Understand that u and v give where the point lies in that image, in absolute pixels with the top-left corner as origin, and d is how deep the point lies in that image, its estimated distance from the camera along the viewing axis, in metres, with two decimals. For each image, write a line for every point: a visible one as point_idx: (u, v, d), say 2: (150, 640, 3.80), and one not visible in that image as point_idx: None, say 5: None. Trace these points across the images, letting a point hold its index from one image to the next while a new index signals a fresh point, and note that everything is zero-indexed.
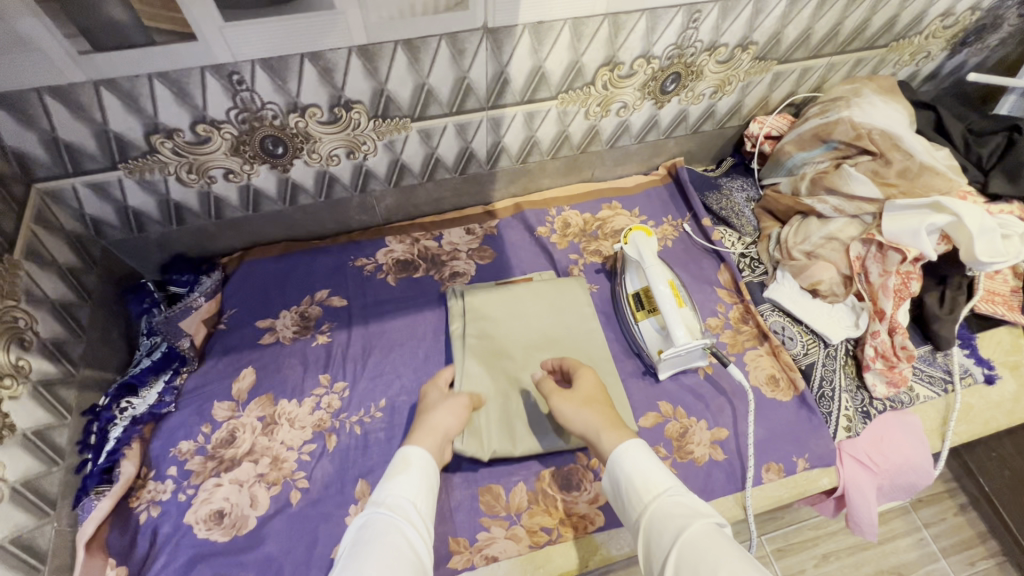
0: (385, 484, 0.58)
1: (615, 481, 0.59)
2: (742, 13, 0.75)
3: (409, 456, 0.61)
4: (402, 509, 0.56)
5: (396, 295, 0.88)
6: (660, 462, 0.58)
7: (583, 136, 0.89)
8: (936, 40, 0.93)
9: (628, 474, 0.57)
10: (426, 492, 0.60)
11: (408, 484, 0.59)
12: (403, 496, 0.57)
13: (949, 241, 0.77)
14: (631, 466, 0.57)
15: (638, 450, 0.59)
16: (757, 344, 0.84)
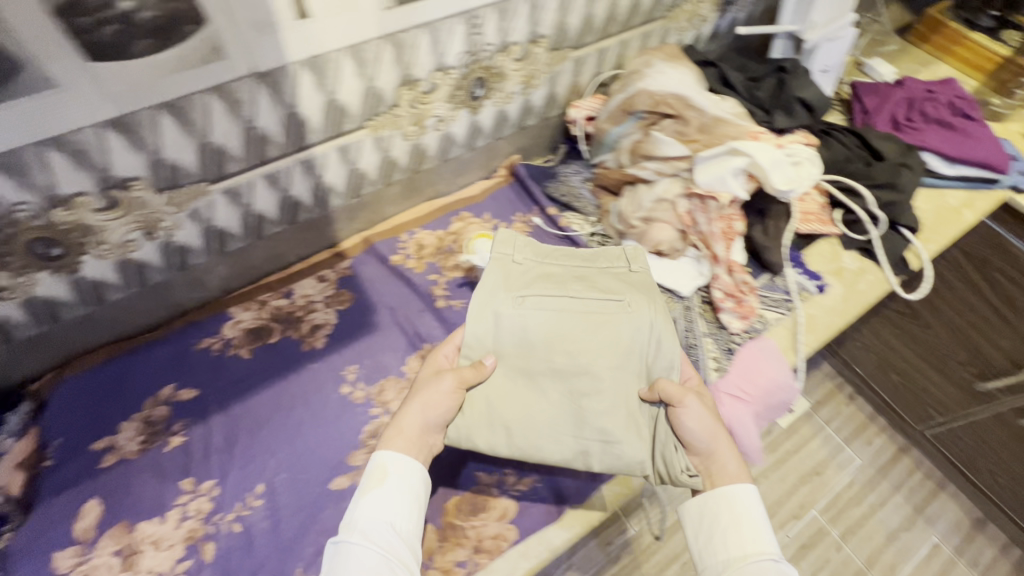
0: (358, 505, 0.62)
1: (706, 511, 0.69)
2: (520, 12, 0.77)
3: (383, 473, 0.63)
4: (381, 537, 0.60)
5: (254, 368, 0.81)
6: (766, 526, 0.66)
7: (410, 157, 0.87)
8: (705, 3, 1.03)
9: (735, 521, 0.67)
10: (404, 502, 0.63)
11: (382, 504, 0.62)
12: (380, 516, 0.61)
13: (755, 179, 0.84)
14: (740, 515, 0.67)
15: (752, 503, 0.68)
16: None
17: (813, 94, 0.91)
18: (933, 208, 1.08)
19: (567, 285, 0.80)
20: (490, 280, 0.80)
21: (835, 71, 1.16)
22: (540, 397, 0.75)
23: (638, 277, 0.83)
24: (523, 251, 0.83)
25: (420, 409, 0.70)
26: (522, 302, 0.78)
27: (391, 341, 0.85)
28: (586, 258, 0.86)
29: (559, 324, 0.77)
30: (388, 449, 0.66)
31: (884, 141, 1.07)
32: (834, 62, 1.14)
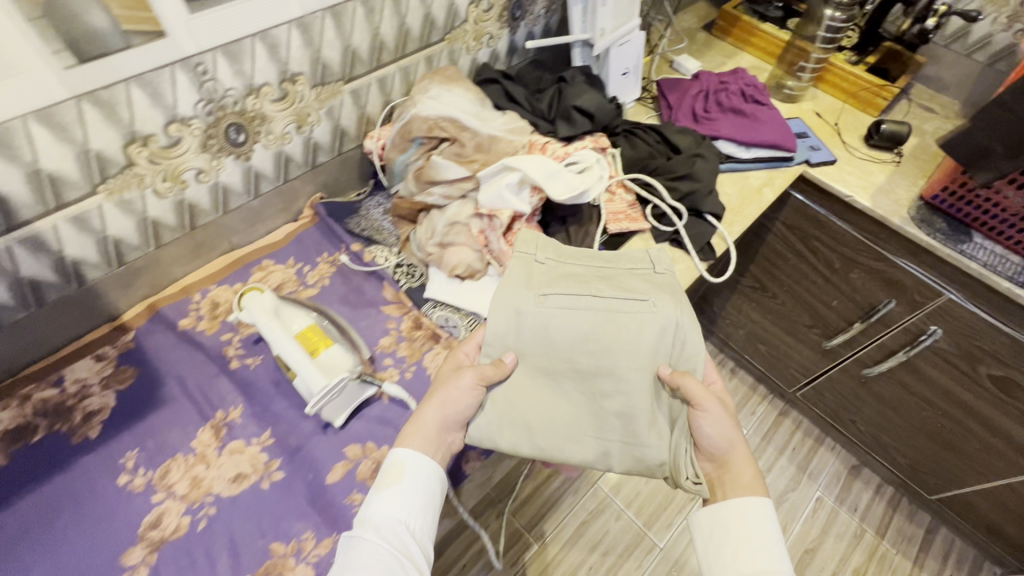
0: (381, 499, 0.69)
1: (718, 524, 0.79)
2: (256, 53, 0.74)
3: (400, 472, 0.70)
4: (391, 533, 0.67)
5: (10, 476, 0.71)
6: (774, 544, 0.75)
7: (177, 214, 0.82)
8: (488, 22, 1.04)
9: (747, 537, 0.76)
10: (418, 500, 0.70)
11: (397, 502, 0.69)
12: (393, 513, 0.68)
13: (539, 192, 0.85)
14: (764, 527, 0.76)
15: (766, 518, 0.77)
16: (431, 346, 0.85)
17: (589, 99, 0.93)
18: (736, 192, 1.15)
19: (588, 284, 0.83)
20: (539, 272, 0.84)
21: (637, 69, 1.23)
22: (614, 370, 0.80)
23: (664, 279, 0.88)
24: (544, 250, 0.86)
25: (441, 401, 0.75)
26: (543, 301, 0.81)
27: (180, 414, 0.79)
28: (606, 260, 0.90)
29: (580, 324, 0.81)
30: (401, 448, 0.73)
31: (681, 135, 1.12)
32: (631, 63, 1.21)
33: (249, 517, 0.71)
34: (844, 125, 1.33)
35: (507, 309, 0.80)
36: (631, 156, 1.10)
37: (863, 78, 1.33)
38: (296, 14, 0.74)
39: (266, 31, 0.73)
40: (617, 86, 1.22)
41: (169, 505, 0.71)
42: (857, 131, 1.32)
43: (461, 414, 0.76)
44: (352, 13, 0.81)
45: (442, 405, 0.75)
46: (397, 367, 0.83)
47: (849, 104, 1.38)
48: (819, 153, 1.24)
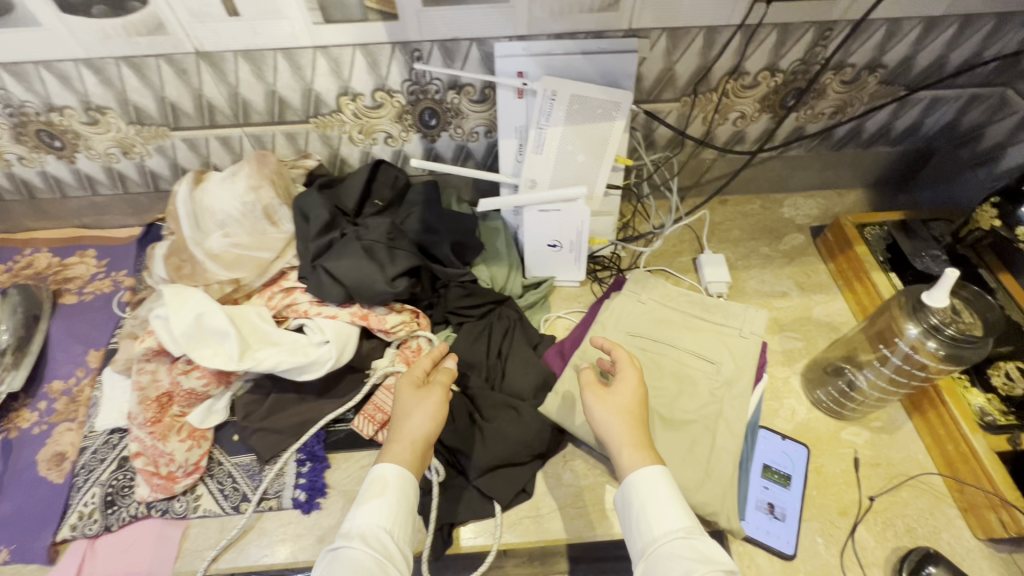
0: (360, 508, 0.58)
1: (626, 500, 0.58)
2: (41, 77, 0.74)
3: (387, 479, 0.59)
4: (374, 541, 0.55)
5: None
6: (678, 498, 0.56)
7: (12, 182, 0.90)
8: (380, 120, 0.84)
9: (642, 503, 0.56)
10: (403, 512, 0.59)
11: (386, 508, 0.58)
12: (375, 525, 0.56)
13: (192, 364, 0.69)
14: (649, 495, 0.56)
15: (654, 482, 0.56)
16: (72, 420, 0.78)
17: (354, 265, 0.70)
18: (570, 489, 0.73)
19: (669, 330, 0.77)
20: (620, 306, 0.80)
21: (580, 247, 0.86)
22: (693, 427, 0.70)
23: (747, 349, 0.74)
24: (649, 289, 0.80)
25: (414, 423, 0.63)
26: (629, 340, 0.77)
27: None
28: (705, 306, 0.79)
29: (652, 367, 0.74)
30: (382, 465, 0.60)
31: (531, 370, 0.76)
32: (569, 237, 0.85)
33: None
34: (886, 508, 0.72)
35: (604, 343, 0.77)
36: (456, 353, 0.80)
37: (978, 459, 0.70)
38: (80, 54, 0.71)
39: (50, 63, 0.72)
40: (540, 258, 0.88)
41: None
42: (900, 536, 0.70)
43: (421, 429, 0.63)
44: (157, 69, 0.74)
45: (417, 424, 0.63)
46: (40, 415, 0.79)
47: (943, 479, 0.74)
48: (775, 528, 0.70)
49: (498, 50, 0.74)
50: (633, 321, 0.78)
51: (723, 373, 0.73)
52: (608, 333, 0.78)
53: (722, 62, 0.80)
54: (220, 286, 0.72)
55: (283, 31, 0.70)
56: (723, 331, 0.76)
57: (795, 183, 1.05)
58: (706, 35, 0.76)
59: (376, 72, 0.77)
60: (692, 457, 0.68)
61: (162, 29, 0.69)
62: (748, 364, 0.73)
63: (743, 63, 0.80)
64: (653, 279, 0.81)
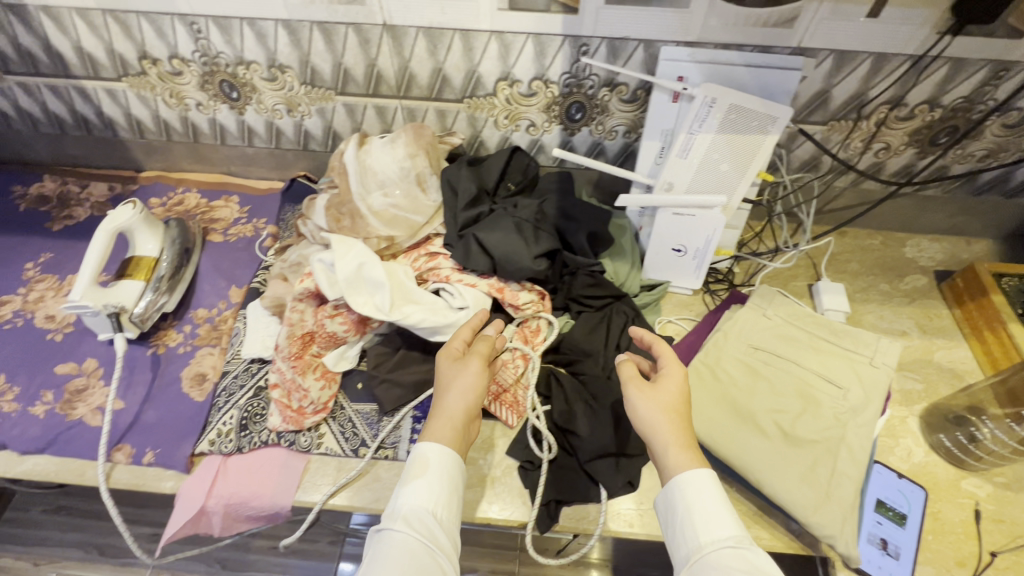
0: (403, 489, 0.59)
1: (670, 505, 0.58)
2: (241, 32, 0.81)
3: (426, 459, 0.60)
4: (418, 521, 0.57)
5: (16, 218, 1.04)
6: (724, 505, 0.56)
7: (183, 125, 0.99)
8: (528, 109, 0.88)
9: (686, 508, 0.56)
10: (446, 491, 0.60)
11: (429, 489, 0.59)
12: (418, 505, 0.58)
13: (340, 310, 0.75)
14: (695, 499, 0.56)
15: (700, 488, 0.56)
16: (214, 345, 0.85)
17: (503, 240, 0.74)
18: None
19: (794, 348, 0.76)
20: (743, 317, 0.80)
21: (705, 255, 0.87)
22: (813, 447, 0.69)
23: (878, 378, 0.72)
24: (775, 305, 0.80)
25: (455, 398, 0.64)
26: (750, 351, 0.77)
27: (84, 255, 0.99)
28: (833, 330, 0.77)
29: (774, 381, 0.74)
30: (423, 442, 0.62)
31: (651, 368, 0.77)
32: (697, 244, 0.86)
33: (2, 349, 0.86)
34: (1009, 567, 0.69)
35: (724, 350, 0.77)
36: (574, 340, 0.82)
37: None
38: (282, 15, 0.78)
39: (253, 19, 0.79)
40: (662, 261, 0.89)
41: (15, 300, 0.92)
42: None
43: (461, 406, 0.63)
44: (344, 36, 0.80)
45: (460, 399, 0.64)
46: (184, 336, 0.86)
47: None
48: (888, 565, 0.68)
49: (664, 53, 0.76)
50: (756, 333, 0.78)
51: (850, 398, 0.71)
52: (729, 342, 0.78)
53: (883, 90, 0.79)
54: (378, 240, 0.78)
55: (469, 12, 0.75)
56: (852, 357, 0.74)
57: (922, 223, 1.02)
58: (874, 61, 0.75)
59: (540, 61, 0.81)
60: (812, 477, 0.67)
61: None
62: (877, 393, 0.71)
63: (904, 94, 0.79)
64: (780, 295, 0.81)
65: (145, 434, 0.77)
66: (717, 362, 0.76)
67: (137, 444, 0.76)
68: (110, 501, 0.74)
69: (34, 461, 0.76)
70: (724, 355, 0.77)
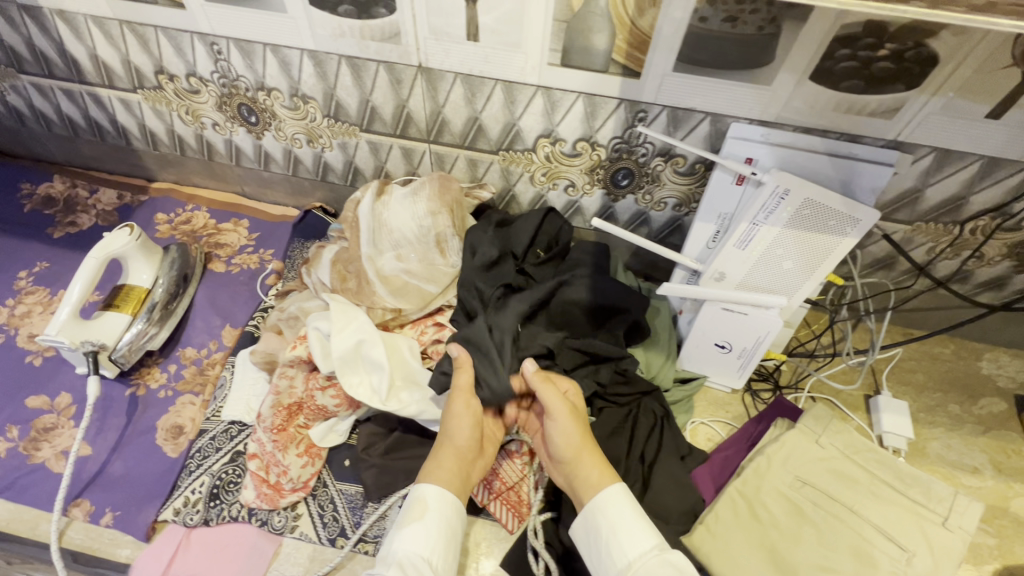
0: (398, 532, 0.54)
1: (593, 529, 0.56)
2: (264, 58, 0.73)
3: (425, 501, 0.56)
4: (413, 568, 0.52)
5: (18, 219, 0.99)
6: (644, 518, 0.55)
7: (198, 142, 0.92)
8: (569, 169, 0.79)
9: (611, 528, 0.55)
10: (445, 541, 0.55)
11: (425, 535, 0.54)
12: (413, 552, 0.53)
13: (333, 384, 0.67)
14: (617, 519, 0.55)
15: (618, 506, 0.55)
16: (197, 393, 0.78)
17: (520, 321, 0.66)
18: None
19: (849, 490, 0.65)
20: (790, 442, 0.69)
21: (753, 356, 0.76)
22: None
23: (952, 545, 0.60)
24: (830, 432, 0.69)
25: (451, 435, 0.60)
26: (796, 486, 0.66)
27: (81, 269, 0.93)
28: (898, 474, 0.66)
29: (823, 529, 0.62)
30: (421, 484, 0.57)
31: (683, 491, 0.66)
32: (744, 343, 0.75)
33: None
34: None
35: (765, 479, 0.66)
36: None
37: None
38: (309, 45, 0.70)
39: (278, 46, 0.71)
40: (701, 354, 0.79)
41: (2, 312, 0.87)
42: None
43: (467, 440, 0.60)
44: (374, 73, 0.72)
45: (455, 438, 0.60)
46: (168, 378, 0.79)
47: None
48: None
49: (733, 130, 0.66)
50: (804, 464, 0.67)
51: (916, 567, 0.59)
52: (772, 470, 0.67)
53: (986, 196, 0.68)
54: (383, 312, 0.70)
55: (516, 64, 0.66)
56: (921, 513, 0.62)
57: (1004, 337, 0.89)
58: (983, 165, 0.64)
59: (589, 123, 0.71)
60: None
61: (397, 38, 0.66)
62: (950, 566, 0.59)
63: (1013, 203, 0.67)
64: (838, 421, 0.69)
65: (108, 490, 0.70)
66: (756, 495, 0.65)
67: (98, 501, 0.69)
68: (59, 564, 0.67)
69: None
70: (764, 485, 0.66)
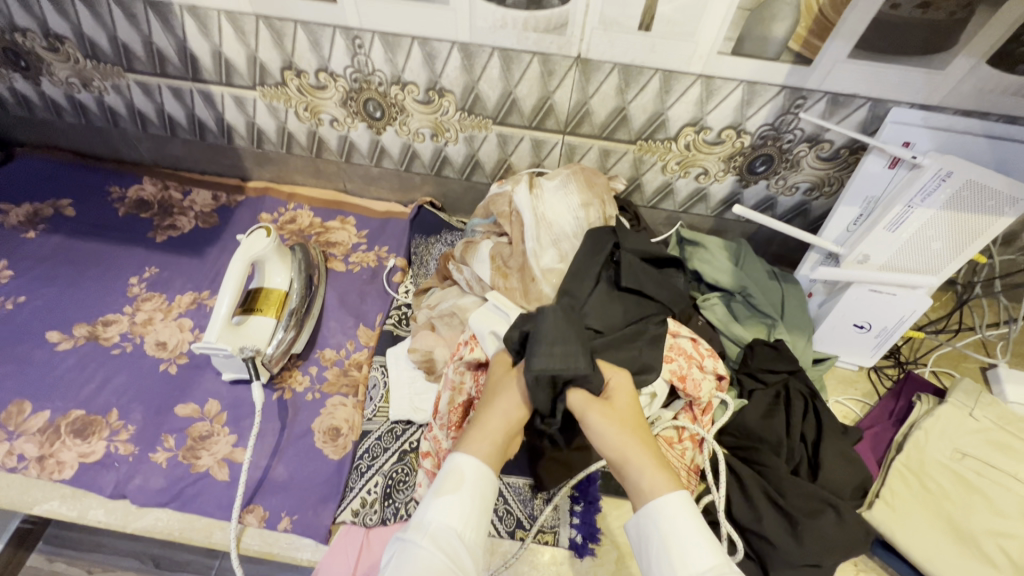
0: (430, 499, 0.48)
1: (645, 534, 0.48)
2: (409, 51, 0.72)
3: (465, 470, 0.49)
4: (445, 543, 0.46)
5: (114, 224, 0.96)
6: (705, 530, 0.46)
7: (308, 139, 0.90)
8: (707, 157, 0.79)
9: (662, 540, 0.46)
10: (481, 514, 0.48)
11: (458, 507, 0.47)
12: (444, 524, 0.46)
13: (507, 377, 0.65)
14: (670, 530, 0.46)
15: (675, 514, 0.46)
16: (347, 394, 0.77)
17: (568, 323, 0.57)
18: None
19: (1014, 461, 0.67)
20: (945, 417, 0.72)
21: (893, 334, 0.79)
22: None
23: None
24: (984, 406, 0.72)
25: (499, 408, 0.55)
26: (958, 458, 0.69)
27: (193, 273, 0.91)
28: None
29: (994, 498, 0.65)
30: (458, 448, 0.51)
31: (852, 467, 0.69)
32: (886, 323, 0.78)
33: (117, 379, 0.78)
34: None
35: (927, 453, 0.69)
36: (746, 424, 0.73)
37: None
38: (463, 38, 0.69)
39: (428, 39, 0.70)
40: (838, 334, 0.82)
41: (122, 320, 0.84)
42: None
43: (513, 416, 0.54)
44: (526, 64, 0.71)
45: (501, 409, 0.54)
46: (311, 380, 0.78)
47: None
48: None
49: (893, 115, 0.67)
50: (962, 437, 0.70)
51: None
52: (931, 443, 0.70)
53: None
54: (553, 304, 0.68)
55: (684, 53, 0.66)
56: None
57: None
58: None
59: (743, 110, 0.71)
60: None
61: (562, 29, 0.66)
62: None
63: None
64: (988, 395, 0.73)
65: (279, 494, 0.70)
66: (921, 467, 0.69)
67: (271, 506, 0.69)
68: (242, 571, 0.66)
69: (154, 516, 0.69)
70: (926, 459, 0.69)
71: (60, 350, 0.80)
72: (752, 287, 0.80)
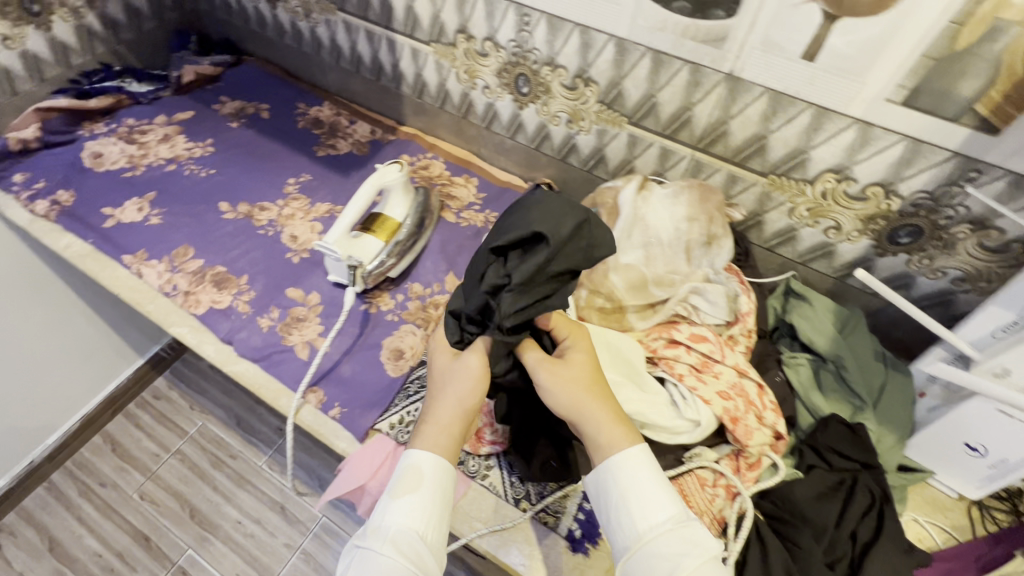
0: (391, 504, 0.53)
1: (602, 490, 0.55)
2: (569, 36, 0.76)
3: (421, 472, 0.54)
4: (407, 545, 0.51)
5: (292, 133, 1.14)
6: (660, 482, 0.53)
7: (460, 100, 0.99)
8: (842, 211, 0.73)
9: (622, 493, 0.53)
10: (438, 510, 0.54)
11: (417, 508, 0.53)
12: (407, 526, 0.52)
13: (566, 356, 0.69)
14: (628, 482, 0.53)
15: (633, 469, 0.53)
16: (418, 325, 0.85)
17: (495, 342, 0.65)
18: None
19: None
20: None
21: (1011, 472, 0.66)
22: None
23: None
24: None
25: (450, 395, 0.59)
26: None
27: (335, 189, 1.05)
28: None
29: None
30: (413, 455, 0.56)
31: None
32: (1006, 454, 0.66)
33: (255, 252, 0.94)
34: None
35: None
36: (792, 498, 0.66)
37: None
38: (621, 33, 0.72)
39: (588, 28, 0.74)
40: (939, 447, 0.71)
41: (273, 209, 1.01)
42: None
43: (463, 399, 0.58)
44: (674, 71, 0.71)
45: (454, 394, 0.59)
46: (395, 305, 0.88)
47: None
48: None
49: None
50: None
51: None
52: None
53: None
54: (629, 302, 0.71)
55: (844, 92, 0.62)
56: None
57: None
58: None
59: (898, 169, 0.65)
60: None
61: (720, 42, 0.65)
62: None
63: None
64: None
65: (339, 387, 0.80)
66: None
67: (330, 394, 0.79)
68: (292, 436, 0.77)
69: (245, 366, 0.83)
70: None
71: (225, 217, 0.99)
72: (847, 359, 0.73)
